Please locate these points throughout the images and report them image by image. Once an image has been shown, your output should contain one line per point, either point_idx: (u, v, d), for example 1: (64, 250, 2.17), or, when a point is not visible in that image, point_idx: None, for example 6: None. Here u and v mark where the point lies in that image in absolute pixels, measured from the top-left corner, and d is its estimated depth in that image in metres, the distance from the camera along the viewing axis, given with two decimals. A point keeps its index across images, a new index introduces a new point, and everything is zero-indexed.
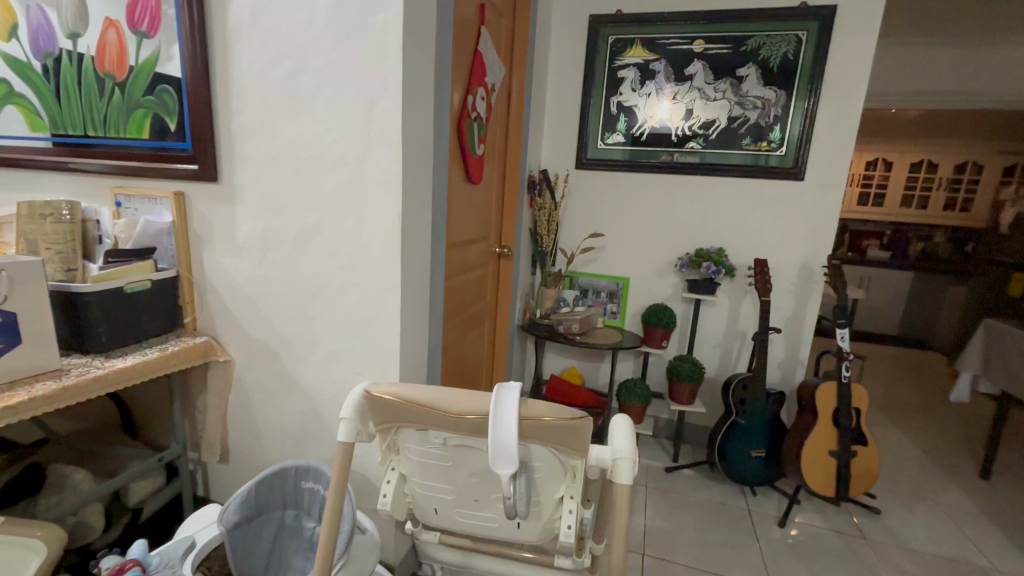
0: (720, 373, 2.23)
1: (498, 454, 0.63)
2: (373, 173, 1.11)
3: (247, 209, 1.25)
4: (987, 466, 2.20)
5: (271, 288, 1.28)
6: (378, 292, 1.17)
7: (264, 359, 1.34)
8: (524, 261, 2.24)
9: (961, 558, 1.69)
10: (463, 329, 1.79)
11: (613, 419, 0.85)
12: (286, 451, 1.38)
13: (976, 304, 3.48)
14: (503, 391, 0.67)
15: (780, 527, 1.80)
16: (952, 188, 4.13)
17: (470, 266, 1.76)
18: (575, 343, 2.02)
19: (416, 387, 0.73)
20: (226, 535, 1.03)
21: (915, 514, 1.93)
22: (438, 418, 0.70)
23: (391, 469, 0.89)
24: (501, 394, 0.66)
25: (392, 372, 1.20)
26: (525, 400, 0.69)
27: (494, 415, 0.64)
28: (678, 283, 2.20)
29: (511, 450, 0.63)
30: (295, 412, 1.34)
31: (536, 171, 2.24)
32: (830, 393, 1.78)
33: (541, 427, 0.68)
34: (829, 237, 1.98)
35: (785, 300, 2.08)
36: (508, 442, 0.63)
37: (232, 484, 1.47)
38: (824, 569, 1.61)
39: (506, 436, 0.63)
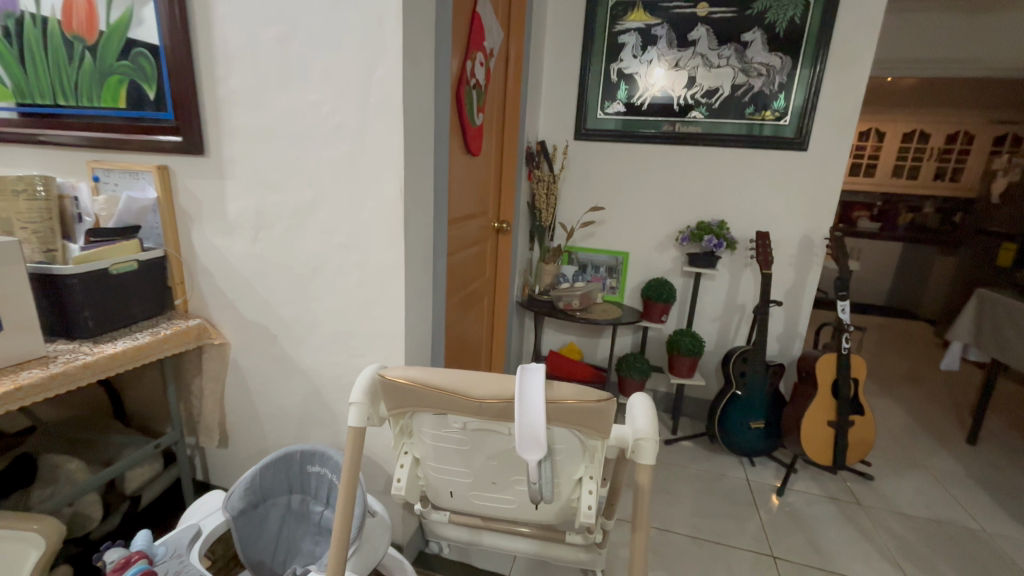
0: (719, 346, 2.23)
1: (525, 439, 0.61)
2: (372, 145, 1.05)
3: (237, 184, 1.18)
4: (974, 432, 2.27)
5: (266, 268, 1.23)
6: (380, 272, 1.12)
7: (261, 341, 1.29)
8: (523, 237, 2.19)
9: (951, 521, 1.75)
10: (463, 307, 1.75)
11: (630, 397, 0.83)
12: (288, 434, 1.35)
13: (964, 275, 3.52)
14: (527, 373, 0.63)
15: (778, 496, 1.83)
16: (942, 158, 4.13)
17: (469, 242, 1.71)
18: (576, 319, 2.00)
19: (432, 371, 0.69)
20: (232, 522, 1.01)
21: (906, 480, 1.98)
22: (457, 403, 0.67)
23: (404, 453, 0.86)
24: (525, 376, 0.63)
25: (397, 353, 1.16)
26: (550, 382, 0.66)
27: (519, 397, 0.62)
28: (678, 257, 2.18)
29: (538, 436, 0.60)
30: (297, 395, 1.30)
31: (534, 142, 2.17)
32: (830, 365, 1.79)
33: (566, 411, 0.65)
34: (830, 209, 1.97)
35: (785, 273, 2.08)
36: (537, 426, 0.60)
37: (233, 468, 1.44)
38: (821, 535, 1.65)
39: (533, 421, 0.60)
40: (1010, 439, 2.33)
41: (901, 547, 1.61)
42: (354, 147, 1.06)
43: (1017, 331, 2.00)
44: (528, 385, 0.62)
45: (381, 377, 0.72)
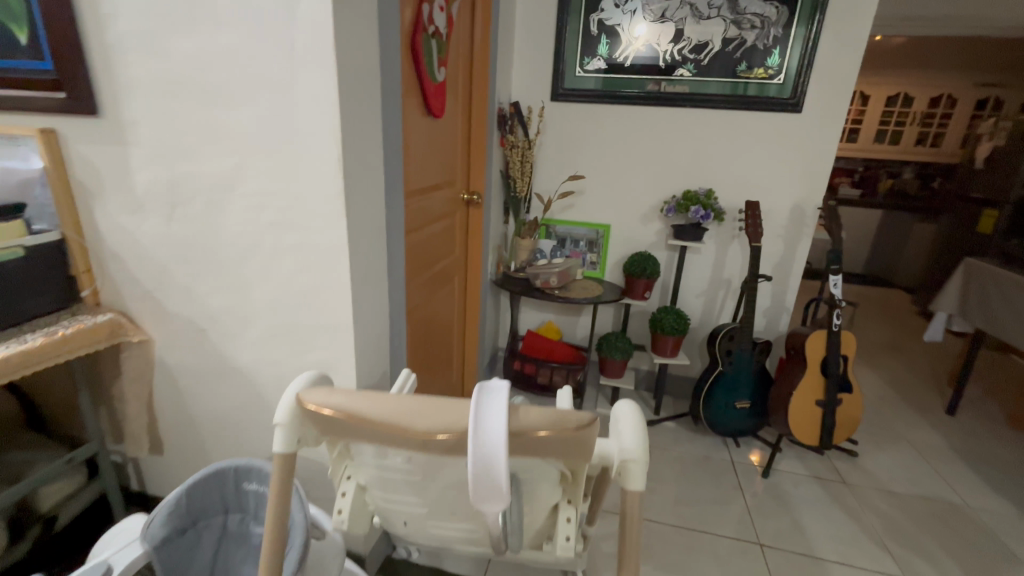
0: (703, 322, 2.14)
1: (482, 486, 0.47)
2: (301, 102, 0.85)
3: (143, 152, 0.98)
4: (953, 403, 2.25)
5: (187, 252, 1.04)
6: (321, 257, 0.95)
7: (189, 337, 1.11)
8: (496, 209, 2.01)
9: (935, 497, 1.72)
10: (430, 289, 1.59)
11: (614, 407, 0.70)
12: (230, 439, 1.19)
13: (944, 242, 3.49)
14: (485, 397, 0.49)
15: (763, 478, 1.77)
16: (924, 122, 4.05)
17: (434, 216, 1.54)
18: (554, 299, 1.86)
19: (364, 396, 0.54)
20: (153, 553, 0.87)
21: (890, 454, 1.95)
22: (398, 438, 0.52)
23: (347, 478, 0.71)
24: (483, 401, 0.49)
25: (346, 350, 1.01)
26: (517, 406, 0.52)
27: (473, 432, 0.47)
28: (662, 230, 2.05)
29: (498, 483, 0.47)
30: (236, 397, 1.14)
31: (506, 104, 1.96)
32: (820, 342, 1.71)
33: (536, 442, 0.52)
34: (823, 177, 1.84)
35: (774, 245, 1.96)
36: (496, 470, 0.46)
37: (171, 477, 1.29)
38: (807, 517, 1.60)
39: (491, 464, 0.46)
40: (987, 408, 2.33)
41: (888, 527, 1.57)
42: (279, 105, 0.87)
43: (1006, 302, 1.95)
44: (486, 413, 0.48)
45: (302, 405, 0.57)
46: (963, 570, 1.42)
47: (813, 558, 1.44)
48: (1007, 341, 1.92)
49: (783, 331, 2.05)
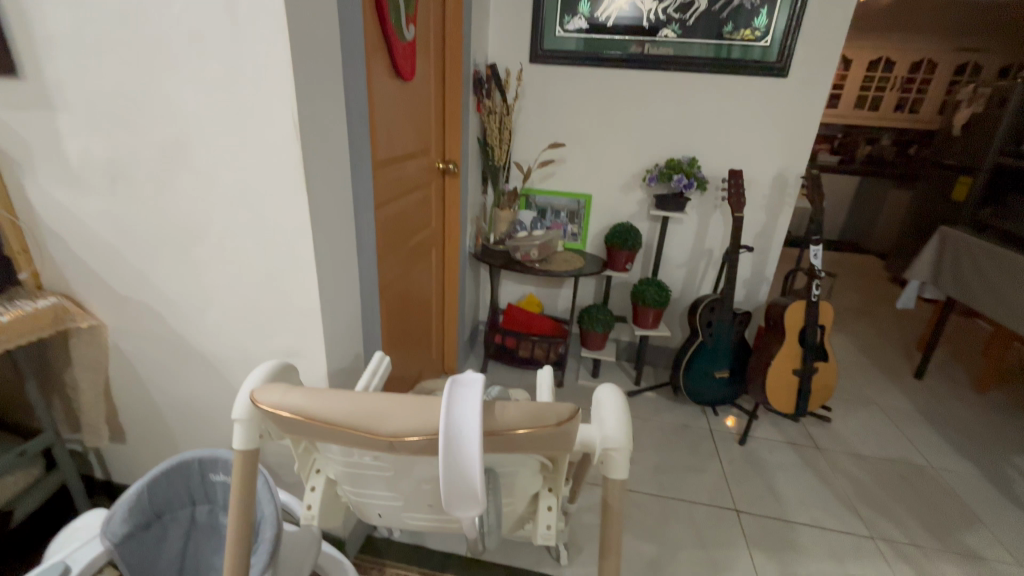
0: (684, 293, 2.13)
1: (454, 491, 0.43)
2: (249, 61, 0.76)
3: (74, 118, 0.87)
4: (921, 367, 2.32)
5: (134, 230, 0.95)
6: (282, 235, 0.88)
7: (143, 321, 1.04)
8: (473, 179, 1.93)
9: (902, 459, 1.78)
10: (406, 264, 1.52)
11: (596, 392, 0.67)
12: (196, 426, 1.14)
13: (918, 210, 3.53)
14: (459, 391, 0.45)
15: (741, 445, 1.81)
16: (904, 87, 4.02)
17: (407, 188, 1.46)
18: (534, 272, 1.82)
19: (325, 395, 0.50)
20: (115, 551, 0.82)
21: (860, 419, 2.01)
22: (364, 439, 0.49)
23: (316, 472, 0.67)
24: (456, 396, 0.45)
25: (314, 333, 0.95)
26: (494, 401, 0.48)
27: (446, 431, 0.43)
28: (644, 200, 2.00)
29: (472, 488, 0.43)
30: (199, 383, 1.08)
31: (482, 66, 1.85)
32: (799, 312, 1.71)
33: (514, 439, 0.48)
34: (807, 145, 1.81)
35: (756, 215, 1.94)
36: (468, 475, 0.43)
37: (137, 464, 1.24)
38: (781, 482, 1.64)
39: (463, 467, 0.43)
40: (952, 372, 2.41)
41: (857, 489, 1.63)
42: (225, 66, 0.78)
43: (977, 270, 1.98)
44: (460, 410, 0.44)
45: (257, 405, 0.52)
46: (925, 528, 1.49)
47: (787, 522, 1.48)
48: (976, 308, 1.97)
49: (763, 301, 2.06)
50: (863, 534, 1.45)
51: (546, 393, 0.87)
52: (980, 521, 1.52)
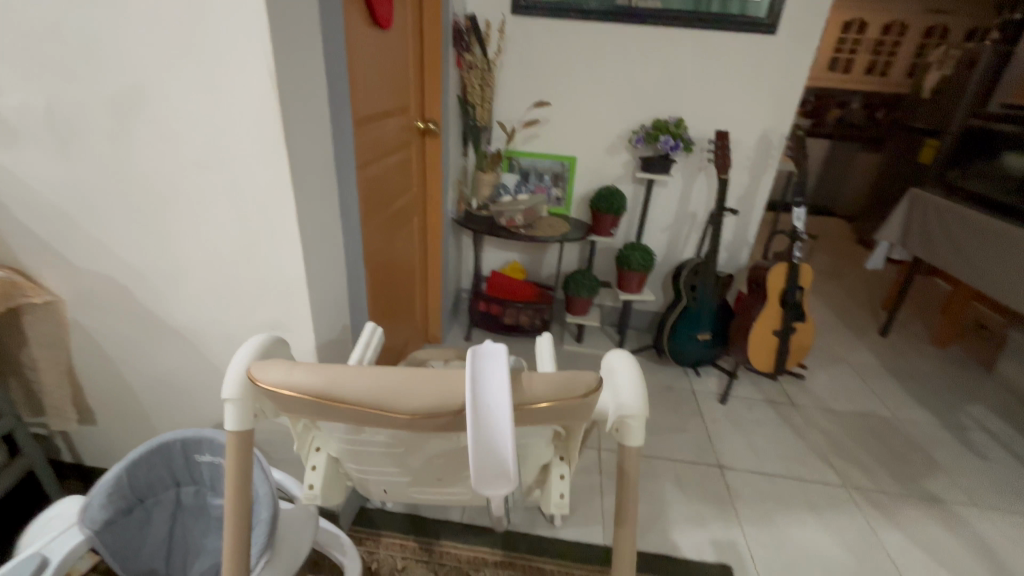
0: (667, 257, 2.13)
1: (485, 466, 0.40)
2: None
3: (6, 64, 0.76)
4: (887, 325, 2.43)
5: (89, 195, 0.85)
6: (261, 198, 0.80)
7: (107, 295, 0.95)
8: (453, 140, 1.84)
9: (869, 412, 1.88)
10: (388, 230, 1.45)
11: (606, 358, 0.65)
12: (174, 404, 1.07)
13: (887, 173, 3.59)
14: (482, 363, 0.42)
15: (722, 403, 1.86)
16: (875, 50, 4.04)
17: (387, 148, 1.37)
18: (519, 237, 1.77)
19: (333, 370, 0.45)
20: (94, 537, 0.78)
21: (831, 375, 2.10)
22: (379, 417, 0.45)
23: (315, 450, 0.63)
24: (481, 368, 0.42)
25: (300, 304, 0.89)
26: (520, 374, 0.45)
27: (474, 405, 0.40)
28: (629, 162, 1.96)
29: (503, 462, 0.40)
30: (175, 359, 1.01)
31: (461, 17, 1.74)
32: (780, 274, 1.74)
33: (539, 412, 0.46)
34: (793, 105, 1.79)
35: (740, 177, 1.94)
36: (501, 446, 0.40)
37: (110, 446, 1.17)
38: (760, 437, 1.70)
39: (496, 440, 0.40)
40: (913, 329, 2.54)
41: (829, 442, 1.71)
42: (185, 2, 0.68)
43: (944, 231, 2.05)
44: (487, 382, 0.41)
45: (255, 383, 0.47)
46: (891, 475, 1.58)
47: (766, 475, 1.54)
48: (942, 268, 2.05)
49: (743, 263, 2.09)
50: (835, 483, 1.53)
51: (546, 359, 0.84)
52: (939, 467, 1.63)
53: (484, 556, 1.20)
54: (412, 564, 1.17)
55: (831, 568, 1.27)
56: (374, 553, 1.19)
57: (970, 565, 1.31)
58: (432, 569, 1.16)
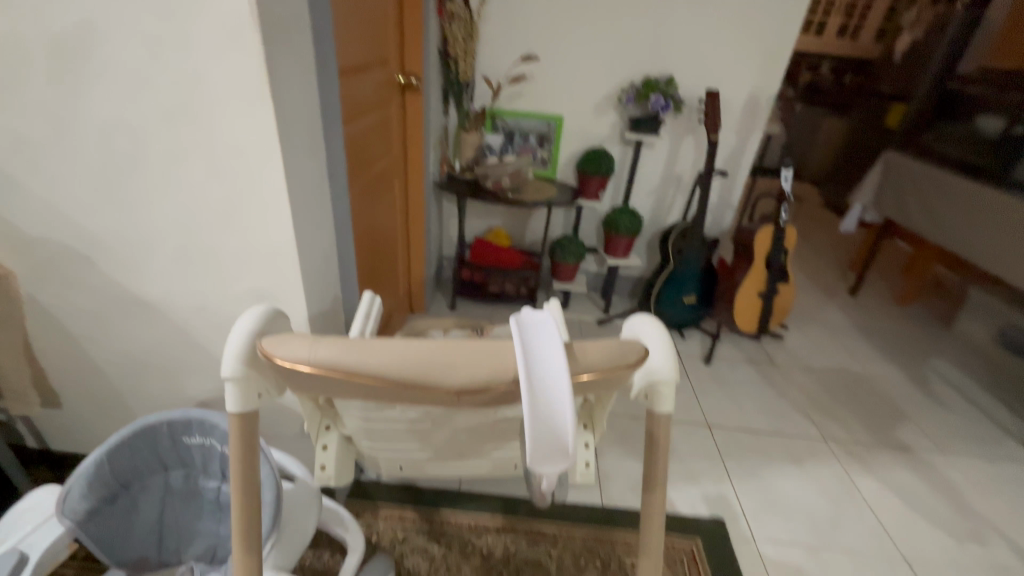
0: (653, 221, 2.11)
1: (547, 440, 0.37)
2: None
3: None
4: (856, 285, 2.52)
5: (37, 152, 0.75)
6: (244, 155, 0.72)
7: (66, 267, 0.86)
8: (435, 97, 1.73)
9: (843, 368, 1.97)
10: (371, 194, 1.36)
11: (631, 323, 0.62)
12: (149, 384, 0.99)
13: (852, 138, 3.60)
14: (531, 332, 0.40)
15: (706, 364, 1.90)
16: (847, 12, 3.80)
17: (368, 104, 1.27)
18: (507, 201, 1.71)
19: (365, 345, 0.40)
20: (77, 527, 0.74)
21: (807, 334, 2.17)
22: (417, 395, 0.41)
23: (326, 430, 0.59)
24: (533, 336, 0.40)
25: (291, 272, 0.83)
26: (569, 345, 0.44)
27: (529, 372, 0.38)
28: (617, 122, 1.91)
29: (563, 438, 0.37)
30: (148, 335, 0.92)
31: None
32: (767, 236, 1.76)
33: (585, 384, 0.45)
34: (782, 64, 1.76)
35: (727, 139, 1.91)
36: (563, 420, 0.37)
37: (80, 429, 1.08)
38: (744, 396, 1.76)
39: (557, 413, 0.37)
40: (879, 288, 2.65)
41: (808, 397, 1.78)
42: None
43: (918, 194, 2.11)
44: (542, 351, 0.39)
45: (272, 361, 0.41)
46: (865, 427, 1.67)
47: (752, 431, 1.60)
48: (914, 229, 2.12)
49: (727, 227, 2.10)
50: (815, 436, 1.60)
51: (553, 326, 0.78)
52: (907, 417, 1.73)
53: (485, 522, 1.20)
54: (413, 533, 1.16)
55: (814, 514, 1.34)
56: (373, 525, 1.17)
57: (936, 506, 1.41)
58: (434, 537, 1.16)
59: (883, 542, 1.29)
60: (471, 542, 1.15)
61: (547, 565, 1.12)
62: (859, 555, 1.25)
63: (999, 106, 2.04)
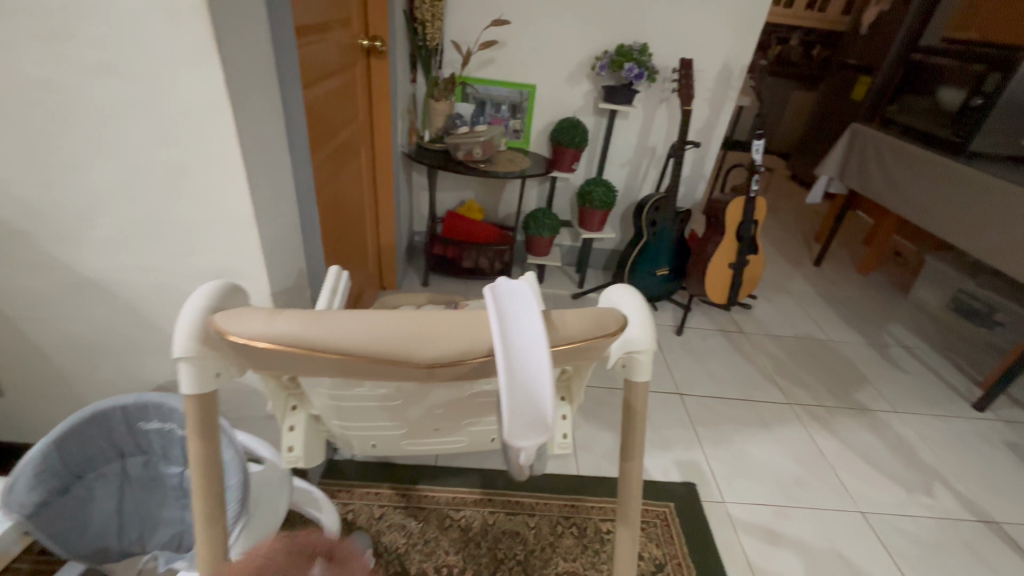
0: (626, 193, 2.11)
1: (527, 413, 0.36)
2: None
3: None
4: (821, 256, 2.59)
5: None
6: (191, 116, 0.66)
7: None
8: (402, 63, 1.65)
9: (808, 335, 2.03)
10: (336, 164, 1.30)
11: (608, 292, 0.61)
12: (101, 367, 0.93)
13: (819, 110, 3.65)
14: (509, 301, 0.38)
15: (678, 335, 1.93)
16: None
17: (330, 67, 1.19)
18: (479, 173, 1.66)
19: (329, 318, 0.37)
20: (28, 523, 0.68)
21: (774, 304, 2.23)
22: (388, 371, 0.39)
23: (293, 410, 0.56)
24: (511, 305, 0.37)
25: (250, 245, 0.78)
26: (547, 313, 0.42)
27: (504, 341, 0.36)
28: (591, 92, 1.87)
29: (541, 410, 0.36)
30: (96, 316, 0.86)
31: None
32: (738, 208, 1.77)
33: (564, 353, 0.43)
34: (756, 32, 1.74)
35: (700, 110, 1.90)
36: (542, 393, 0.36)
37: (27, 417, 1.02)
38: (714, 365, 1.80)
39: (536, 385, 0.36)
40: (842, 259, 2.74)
41: (775, 365, 1.84)
42: None
43: (882, 166, 2.16)
44: (521, 321, 0.37)
45: (227, 338, 0.37)
46: (828, 391, 1.74)
47: (722, 398, 1.64)
48: (877, 199, 2.18)
49: (699, 199, 2.11)
50: (781, 401, 1.66)
51: None
52: (867, 381, 1.81)
53: (463, 496, 1.20)
54: (390, 510, 1.15)
55: (780, 475, 1.39)
56: (348, 504, 1.15)
57: (891, 462, 1.49)
58: (411, 513, 1.15)
59: (843, 498, 1.36)
60: (449, 516, 1.15)
61: (525, 535, 1.13)
62: (821, 511, 1.31)
63: (958, 75, 2.02)
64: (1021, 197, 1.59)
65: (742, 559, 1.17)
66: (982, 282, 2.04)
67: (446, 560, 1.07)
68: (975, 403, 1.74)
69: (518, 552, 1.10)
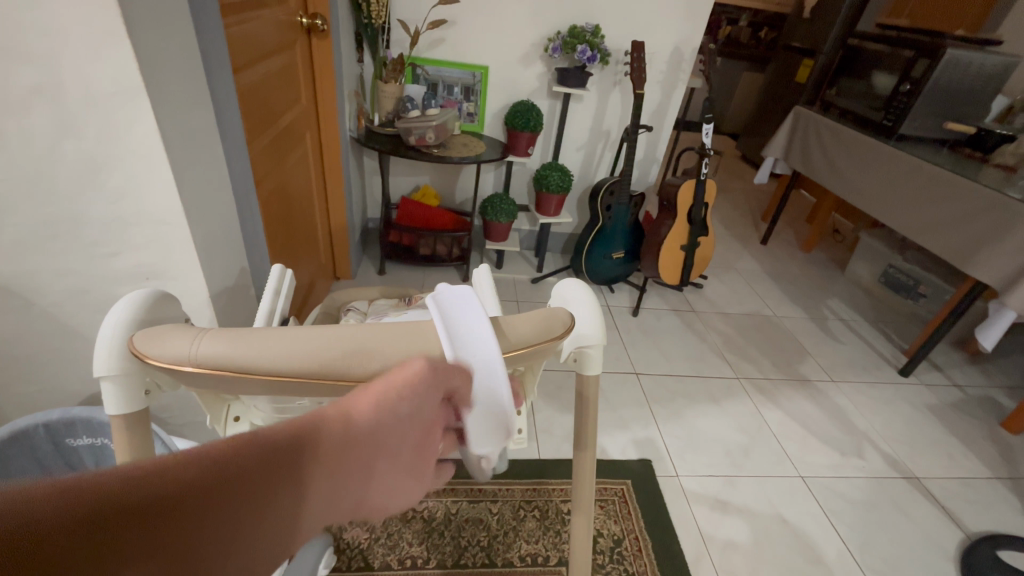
0: (582, 176, 2.11)
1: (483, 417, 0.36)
2: None
3: None
4: (767, 235, 2.71)
5: None
6: (101, 106, 0.61)
7: None
8: (346, 41, 1.57)
9: (754, 312, 2.13)
10: (278, 151, 1.23)
11: (560, 287, 0.61)
12: (21, 378, 0.86)
13: (767, 91, 3.76)
14: (455, 313, 0.36)
15: (634, 316, 1.98)
16: None
17: (267, 47, 1.11)
18: (432, 159, 1.62)
19: (258, 335, 0.35)
20: None
21: (724, 282, 2.32)
22: (327, 389, 0.37)
23: (235, 421, 0.54)
24: (454, 313, 0.36)
25: (180, 243, 0.73)
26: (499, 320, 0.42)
27: (455, 354, 0.35)
28: (544, 74, 1.84)
29: (502, 416, 0.37)
30: (8, 325, 0.78)
31: None
32: (690, 191, 1.81)
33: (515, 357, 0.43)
34: (704, 15, 1.76)
35: (652, 93, 1.92)
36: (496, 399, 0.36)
37: None
38: (668, 343, 1.86)
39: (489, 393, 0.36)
40: (787, 237, 2.87)
41: (724, 341, 1.93)
42: None
43: (823, 149, 2.26)
44: (467, 330, 0.36)
45: (147, 362, 0.35)
46: (772, 364, 1.84)
47: (676, 376, 1.70)
48: (817, 180, 2.29)
49: (652, 181, 2.15)
50: (730, 376, 1.75)
51: None
52: (808, 354, 1.92)
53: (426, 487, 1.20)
54: None
55: (730, 447, 1.47)
56: None
57: (828, 429, 1.60)
58: None
59: (785, 465, 1.45)
60: (412, 508, 1.16)
61: (488, 521, 1.15)
62: (765, 478, 1.40)
63: (890, 60, 2.10)
64: (943, 177, 1.71)
65: (694, 529, 1.24)
66: (909, 257, 2.19)
67: (410, 552, 1.08)
68: (901, 370, 1.89)
69: (481, 538, 1.12)
